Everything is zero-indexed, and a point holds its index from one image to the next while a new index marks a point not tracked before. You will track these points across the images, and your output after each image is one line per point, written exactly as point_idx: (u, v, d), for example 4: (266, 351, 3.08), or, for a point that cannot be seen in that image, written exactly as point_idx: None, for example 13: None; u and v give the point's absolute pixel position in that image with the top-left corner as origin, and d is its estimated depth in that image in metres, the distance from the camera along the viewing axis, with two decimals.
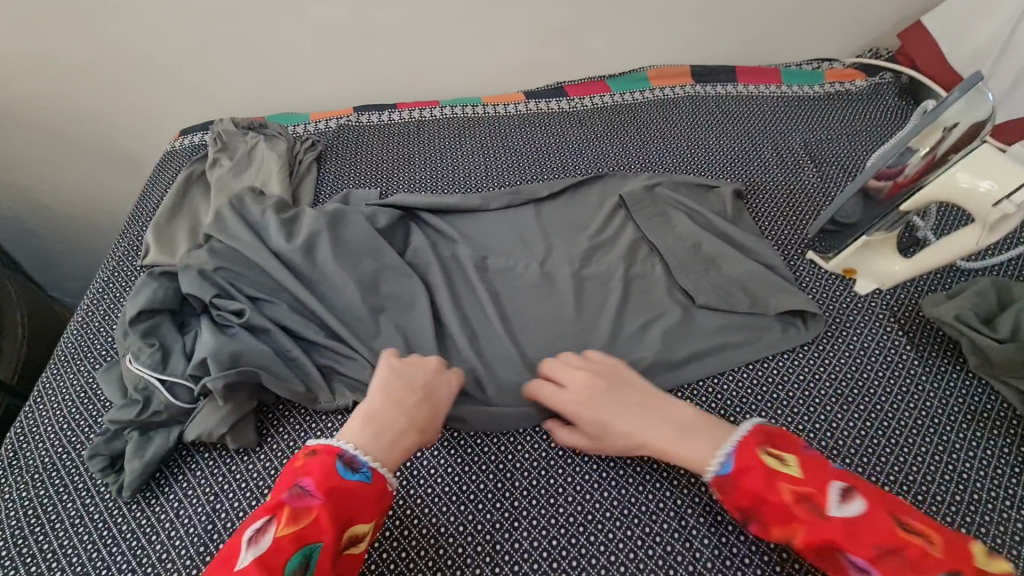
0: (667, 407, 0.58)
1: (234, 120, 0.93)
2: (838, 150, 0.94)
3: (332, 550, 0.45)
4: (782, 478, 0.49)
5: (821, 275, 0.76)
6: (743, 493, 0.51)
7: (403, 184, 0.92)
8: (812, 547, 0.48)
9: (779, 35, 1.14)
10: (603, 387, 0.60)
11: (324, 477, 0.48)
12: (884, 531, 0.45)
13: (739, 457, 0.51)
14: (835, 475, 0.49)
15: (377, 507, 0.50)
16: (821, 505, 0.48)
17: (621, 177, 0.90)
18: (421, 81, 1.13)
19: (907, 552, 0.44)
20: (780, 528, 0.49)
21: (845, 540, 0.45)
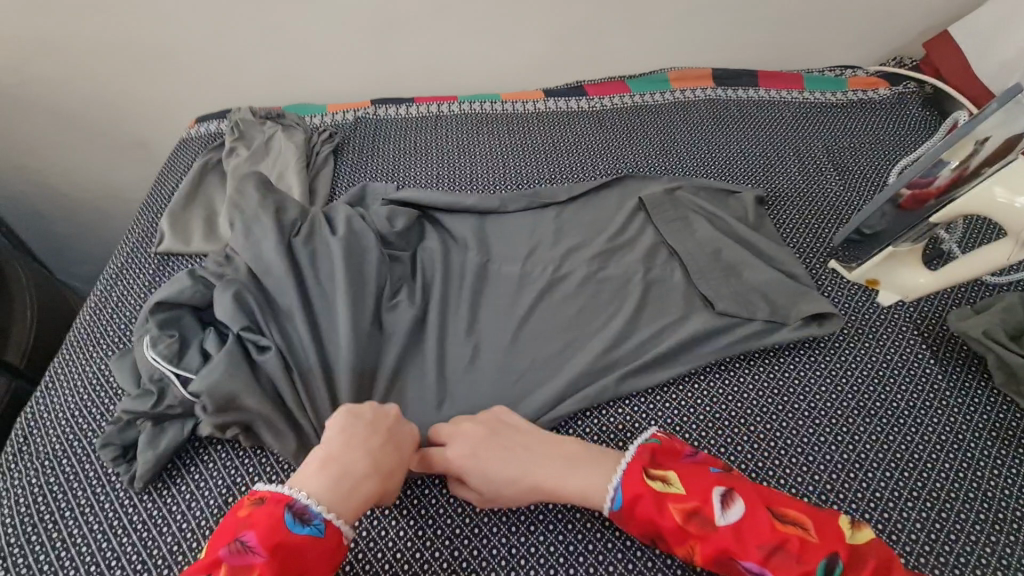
0: (574, 447, 0.57)
1: (252, 109, 0.92)
2: (860, 159, 0.93)
3: None
4: (668, 497, 0.50)
5: (843, 285, 0.75)
6: (638, 519, 0.50)
7: (421, 179, 0.91)
8: (710, 560, 0.48)
9: (802, 41, 1.12)
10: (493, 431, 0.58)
11: (269, 531, 0.43)
12: (763, 530, 0.46)
13: (626, 485, 0.51)
14: (713, 482, 0.50)
15: (330, 562, 0.45)
16: (706, 517, 0.48)
17: (640, 179, 0.89)
18: (440, 75, 1.12)
19: (789, 545, 0.45)
20: (680, 546, 0.49)
21: (735, 546, 0.46)
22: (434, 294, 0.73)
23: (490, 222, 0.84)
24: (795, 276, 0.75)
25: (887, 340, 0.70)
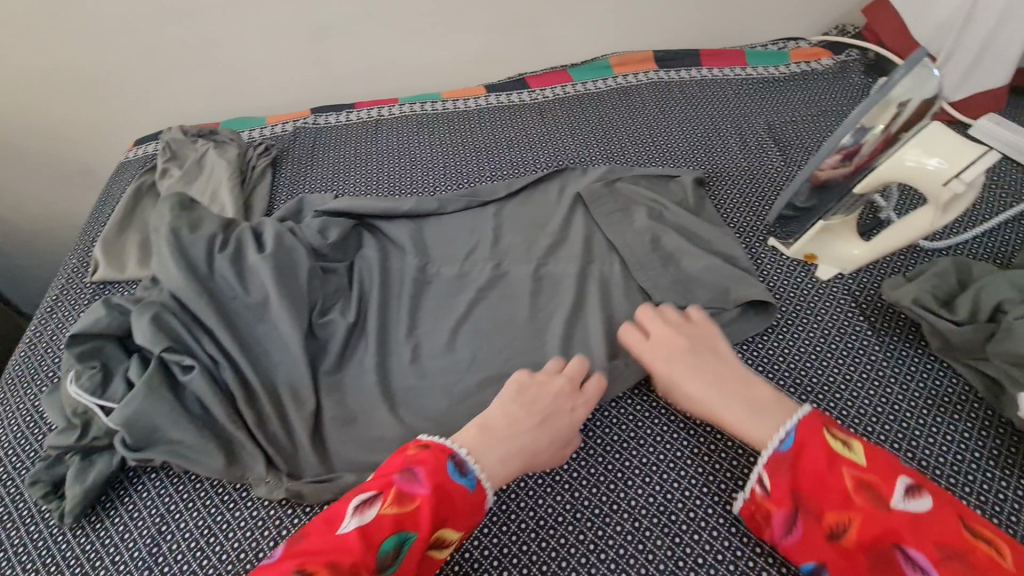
0: (750, 381, 0.58)
1: (183, 128, 0.91)
2: (802, 132, 0.93)
3: (422, 545, 0.47)
4: (844, 462, 0.48)
5: (781, 262, 0.75)
6: (803, 471, 0.50)
7: (360, 186, 0.90)
8: (867, 540, 0.45)
9: (744, 16, 1.11)
10: (681, 348, 0.61)
11: (435, 471, 0.50)
12: (951, 532, 0.43)
13: (799, 434, 0.51)
14: (903, 471, 0.47)
15: (468, 519, 0.50)
16: (884, 497, 0.46)
17: (580, 171, 0.89)
18: (380, 79, 1.11)
19: (977, 558, 0.41)
20: (834, 515, 0.47)
21: (908, 534, 0.43)
22: (371, 303, 0.73)
23: (429, 225, 0.83)
24: (732, 258, 0.75)
25: (824, 315, 0.70)
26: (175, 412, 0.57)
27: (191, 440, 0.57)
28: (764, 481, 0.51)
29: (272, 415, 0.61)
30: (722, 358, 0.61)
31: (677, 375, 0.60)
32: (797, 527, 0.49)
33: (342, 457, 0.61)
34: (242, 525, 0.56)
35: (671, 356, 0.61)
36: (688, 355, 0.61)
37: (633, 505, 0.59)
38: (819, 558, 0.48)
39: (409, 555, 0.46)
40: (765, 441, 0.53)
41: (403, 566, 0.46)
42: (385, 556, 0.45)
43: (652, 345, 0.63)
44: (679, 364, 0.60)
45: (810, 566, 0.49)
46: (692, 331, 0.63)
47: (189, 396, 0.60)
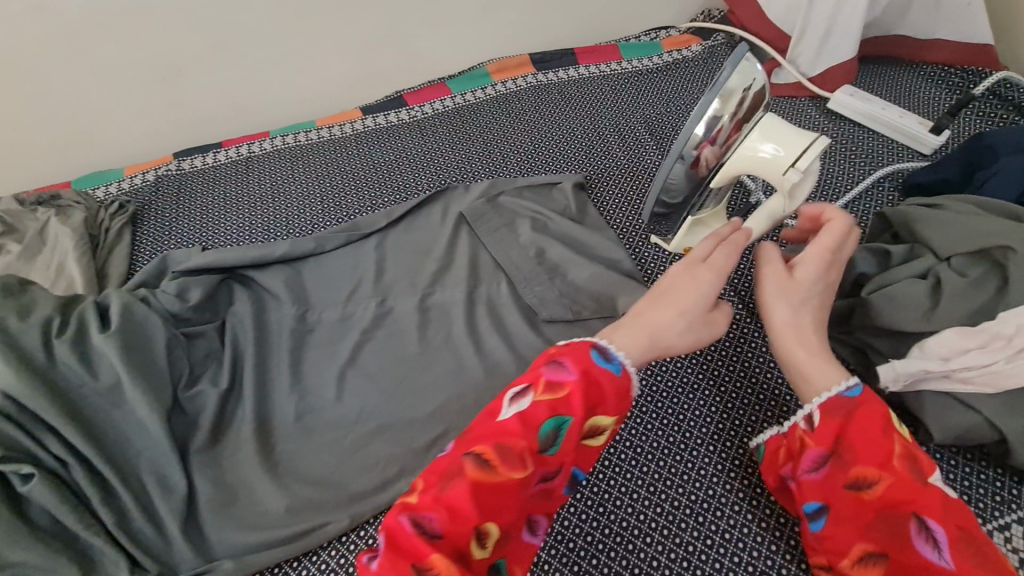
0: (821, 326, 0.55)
1: (19, 198, 0.82)
2: (676, 122, 0.94)
3: (575, 431, 0.46)
4: (899, 431, 0.47)
5: (663, 260, 0.76)
6: (851, 419, 0.48)
7: (231, 234, 0.84)
8: (890, 500, 0.45)
9: (613, 9, 1.12)
10: (833, 258, 0.55)
11: (582, 361, 0.48)
12: (972, 523, 0.43)
13: (868, 391, 0.49)
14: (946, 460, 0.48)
15: (620, 404, 0.49)
16: (925, 472, 0.45)
17: (462, 189, 0.87)
18: (248, 112, 1.04)
19: (987, 551, 0.42)
20: (866, 468, 0.46)
21: (937, 508, 0.44)
22: (244, 363, 0.67)
23: (307, 267, 0.78)
24: (614, 262, 0.75)
25: None
26: (14, 531, 0.51)
27: (38, 559, 0.51)
28: (813, 419, 0.50)
29: (135, 510, 0.55)
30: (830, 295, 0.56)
31: (800, 281, 0.54)
32: (821, 467, 0.49)
33: (221, 540, 0.56)
34: None
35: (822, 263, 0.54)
36: (827, 273, 0.54)
37: None
38: (825, 499, 0.48)
39: (566, 439, 0.46)
40: (827, 387, 0.51)
41: (562, 450, 0.46)
42: (545, 437, 0.45)
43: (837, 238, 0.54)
44: (814, 274, 0.54)
45: (813, 506, 0.49)
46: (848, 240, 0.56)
47: (32, 507, 0.53)
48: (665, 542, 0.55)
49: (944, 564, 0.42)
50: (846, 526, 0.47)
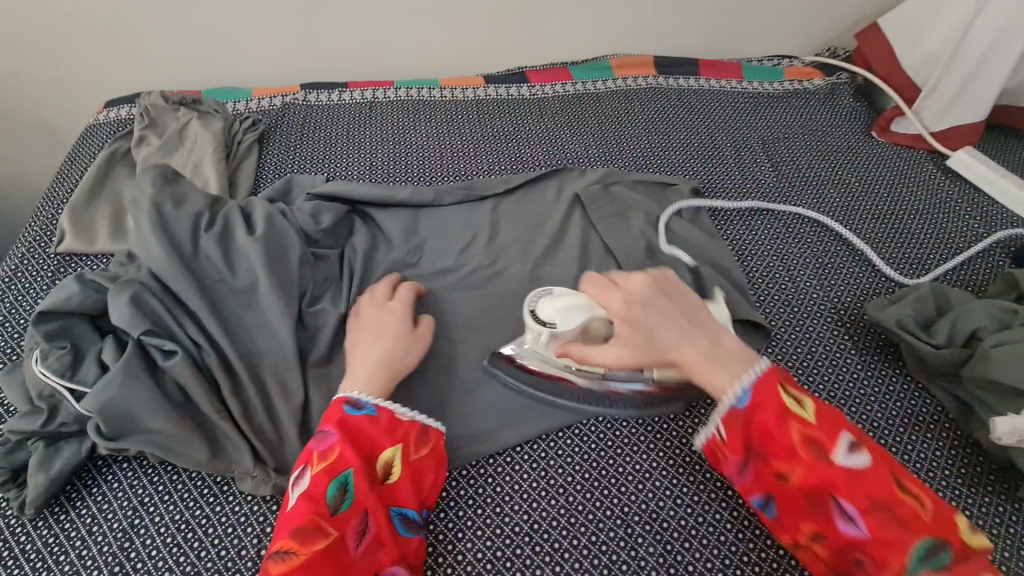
0: (704, 331, 0.56)
1: (164, 94, 0.86)
2: (793, 150, 0.96)
3: (361, 472, 0.52)
4: (794, 419, 0.50)
5: (771, 278, 0.77)
6: (756, 426, 0.51)
7: (352, 169, 0.87)
8: (807, 489, 0.49)
9: (740, 28, 1.13)
10: (645, 296, 0.57)
11: (336, 420, 0.54)
12: (881, 484, 0.47)
13: (756, 392, 0.52)
14: (845, 426, 0.51)
15: (404, 436, 0.56)
16: (827, 452, 0.49)
17: (579, 172, 0.88)
18: (375, 59, 1.07)
19: (898, 509, 0.46)
20: (778, 466, 0.50)
21: (844, 484, 0.47)
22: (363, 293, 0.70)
23: (424, 216, 0.80)
24: (726, 269, 0.76)
25: (809, 332, 0.72)
26: (156, 400, 0.54)
27: (173, 431, 0.54)
28: (721, 432, 0.53)
29: (258, 406, 0.58)
30: (680, 294, 0.59)
31: (643, 332, 0.55)
32: (748, 470, 0.52)
33: None
34: (223, 521, 0.54)
35: (631, 310, 0.56)
36: (658, 300, 0.57)
37: (626, 512, 0.58)
38: (765, 494, 0.51)
39: (356, 491, 0.51)
40: (730, 389, 0.53)
41: (358, 497, 0.51)
42: (334, 498, 0.50)
43: (622, 297, 0.56)
44: (647, 311, 0.56)
45: (758, 502, 0.52)
46: (660, 273, 0.59)
47: (170, 382, 0.56)
48: (755, 540, 0.56)
49: (863, 534, 0.46)
50: (787, 515, 0.51)
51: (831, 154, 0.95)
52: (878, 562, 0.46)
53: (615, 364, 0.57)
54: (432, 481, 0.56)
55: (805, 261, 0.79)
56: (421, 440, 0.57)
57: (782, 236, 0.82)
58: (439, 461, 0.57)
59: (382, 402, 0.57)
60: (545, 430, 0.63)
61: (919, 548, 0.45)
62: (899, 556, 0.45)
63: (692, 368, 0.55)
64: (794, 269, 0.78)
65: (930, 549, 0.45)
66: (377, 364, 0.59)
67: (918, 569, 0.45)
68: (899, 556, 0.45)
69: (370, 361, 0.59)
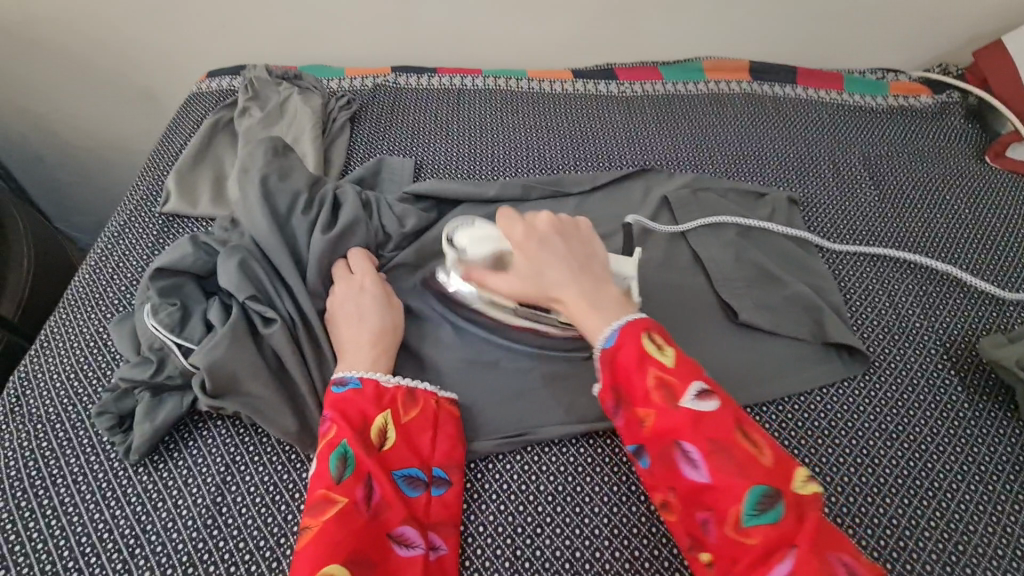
0: (599, 278, 0.55)
1: (268, 68, 0.88)
2: (895, 169, 0.90)
3: (356, 441, 0.52)
4: (653, 363, 0.50)
5: (872, 303, 0.73)
6: (618, 369, 0.51)
7: (439, 154, 0.87)
8: (658, 434, 0.49)
9: (843, 38, 1.08)
10: (544, 232, 0.55)
11: (329, 404, 0.55)
12: (725, 428, 0.47)
13: (620, 335, 0.51)
14: (702, 374, 0.50)
15: (390, 401, 0.56)
16: (677, 395, 0.49)
17: (668, 174, 0.86)
18: (465, 46, 1.07)
19: (736, 453, 0.47)
20: (636, 411, 0.50)
21: (690, 428, 0.47)
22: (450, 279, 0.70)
23: (509, 206, 0.79)
24: (822, 289, 0.73)
25: (910, 364, 0.68)
26: (259, 365, 0.56)
27: (270, 397, 0.56)
28: (593, 372, 0.53)
29: None
30: (582, 240, 0.57)
31: (532, 267, 0.54)
32: (623, 414, 0.52)
33: None
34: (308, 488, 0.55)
35: (527, 243, 0.55)
36: (556, 238, 0.55)
37: None
38: (636, 441, 0.51)
39: (352, 462, 0.51)
40: (594, 334, 0.53)
41: (355, 467, 0.51)
42: (337, 469, 0.50)
43: (525, 228, 0.55)
44: (542, 251, 0.54)
45: (635, 448, 0.52)
46: (571, 218, 0.58)
47: (269, 350, 0.59)
48: None
49: (705, 479, 0.46)
50: (651, 467, 0.50)
51: (939, 177, 0.90)
52: (715, 507, 0.46)
53: (507, 289, 0.56)
54: (432, 440, 0.56)
55: (908, 290, 0.75)
56: (408, 404, 0.57)
57: (884, 260, 0.78)
58: (439, 422, 0.58)
59: (365, 374, 0.56)
60: None
61: (752, 495, 0.45)
62: (732, 502, 0.45)
63: (569, 309, 0.55)
64: (896, 296, 0.74)
65: (763, 496, 0.45)
66: (373, 340, 0.59)
67: (749, 515, 0.44)
68: (732, 500, 0.45)
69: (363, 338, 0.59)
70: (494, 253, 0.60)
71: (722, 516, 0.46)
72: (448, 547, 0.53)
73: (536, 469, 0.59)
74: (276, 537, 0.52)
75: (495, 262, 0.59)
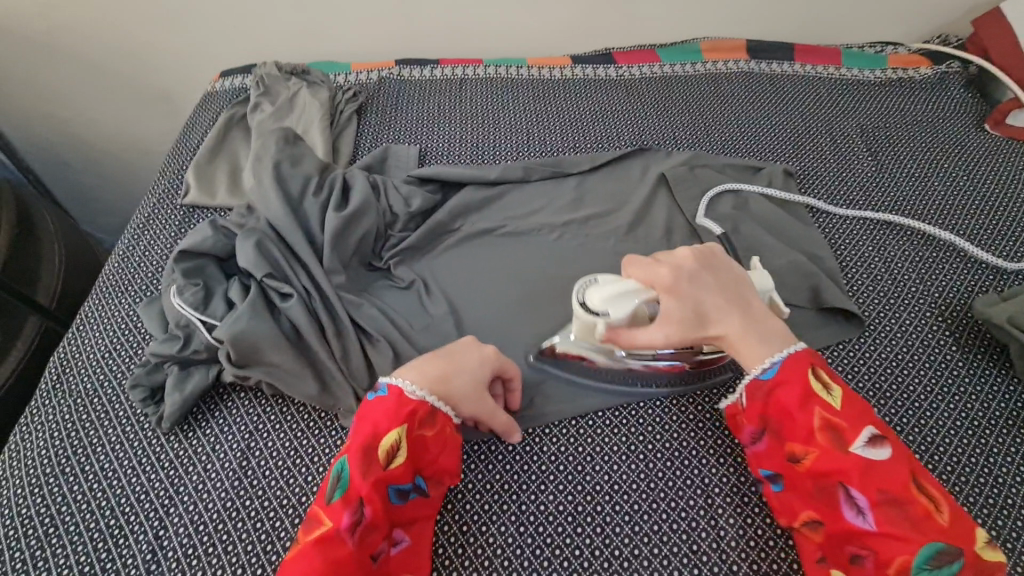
0: (752, 306, 0.58)
1: (278, 65, 0.92)
2: (894, 140, 0.91)
3: (357, 460, 0.51)
4: (819, 402, 0.53)
5: (867, 268, 0.75)
6: (778, 404, 0.55)
7: (443, 141, 0.90)
8: (818, 471, 0.51)
9: (842, 13, 1.09)
10: (690, 267, 0.58)
11: (361, 414, 0.55)
12: (897, 482, 0.49)
13: (783, 370, 0.55)
14: (871, 421, 0.52)
15: (410, 415, 0.53)
16: (847, 440, 0.51)
17: (665, 153, 0.88)
18: (466, 38, 1.10)
19: (911, 508, 0.48)
20: (794, 446, 0.53)
21: (857, 474, 0.50)
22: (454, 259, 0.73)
23: (511, 187, 0.82)
24: (817, 256, 0.75)
25: (905, 326, 0.69)
26: (277, 335, 0.60)
27: (289, 364, 0.60)
28: (745, 400, 0.58)
29: (356, 350, 0.63)
30: (722, 265, 0.60)
31: (691, 304, 0.56)
32: (765, 442, 0.57)
33: None
34: (326, 451, 0.59)
35: (677, 282, 0.57)
36: (704, 271, 0.58)
37: (706, 483, 0.58)
38: (781, 468, 0.55)
39: (350, 480, 0.50)
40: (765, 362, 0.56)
41: (351, 487, 0.50)
42: (332, 483, 0.51)
43: (671, 270, 0.57)
44: (693, 284, 0.57)
45: (769, 474, 0.56)
46: (705, 247, 0.61)
47: (286, 321, 0.62)
48: None
49: (869, 526, 0.48)
50: (798, 493, 0.54)
51: (938, 146, 0.90)
52: (876, 550, 0.48)
53: (671, 334, 0.56)
54: (435, 455, 0.55)
55: (904, 255, 0.76)
56: (426, 421, 0.54)
57: (880, 227, 0.79)
58: (448, 441, 0.56)
59: (394, 381, 0.55)
60: (626, 397, 0.64)
61: (925, 549, 0.46)
62: (900, 552, 0.47)
63: (733, 340, 0.57)
64: (893, 262, 0.75)
65: (938, 552, 0.46)
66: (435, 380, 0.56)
67: (919, 568, 0.46)
68: (902, 550, 0.47)
69: (430, 372, 0.56)
70: (635, 311, 0.55)
71: (885, 559, 0.48)
72: (413, 542, 0.53)
73: (540, 433, 0.62)
74: (297, 496, 0.56)
75: (634, 319, 0.56)
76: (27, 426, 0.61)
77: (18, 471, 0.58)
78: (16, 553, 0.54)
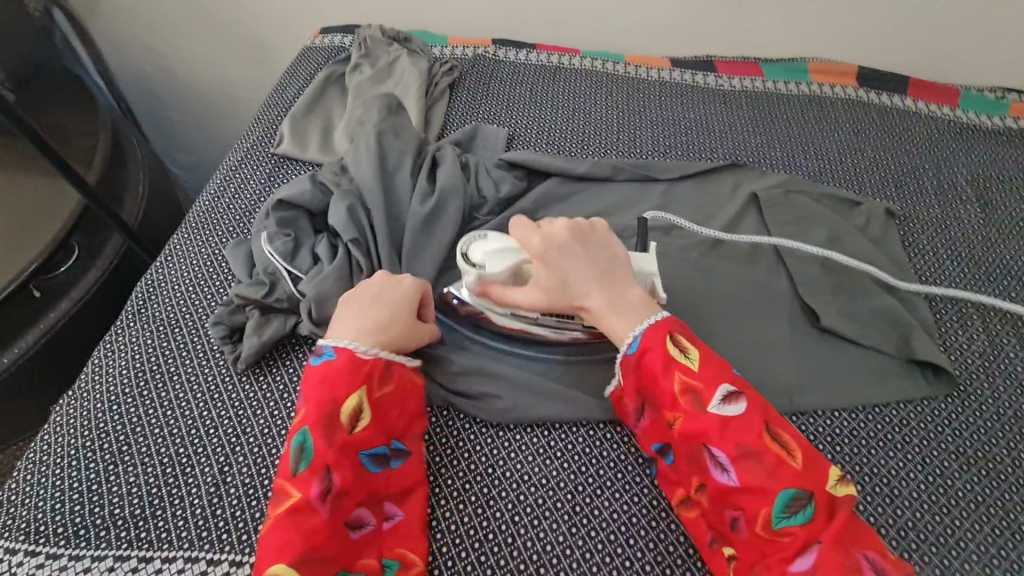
0: (617, 281, 0.58)
1: (383, 28, 0.93)
2: (1007, 193, 0.86)
3: (317, 430, 0.51)
4: (679, 367, 0.53)
5: (964, 325, 0.71)
6: (646, 373, 0.54)
7: (532, 128, 0.89)
8: (686, 436, 0.52)
9: (968, 50, 1.02)
10: (561, 236, 0.58)
11: (309, 384, 0.54)
12: (751, 434, 0.50)
13: (643, 339, 0.55)
14: (728, 377, 0.53)
15: (367, 374, 0.54)
16: (704, 400, 0.52)
17: (759, 172, 0.84)
18: (566, 26, 1.08)
19: (767, 458, 0.49)
20: (666, 414, 0.53)
21: (717, 434, 0.50)
22: None
23: (596, 185, 0.81)
24: (911, 306, 0.71)
25: (1000, 393, 0.65)
26: None
27: None
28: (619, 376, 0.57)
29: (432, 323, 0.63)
30: (602, 243, 0.59)
31: (553, 273, 0.57)
32: (643, 417, 0.56)
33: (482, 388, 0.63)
34: None
35: (546, 252, 0.58)
36: (575, 244, 0.58)
37: None
38: (663, 439, 0.55)
39: (314, 449, 0.50)
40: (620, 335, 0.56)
41: (317, 456, 0.50)
42: (294, 457, 0.50)
43: (542, 237, 0.58)
44: (560, 254, 0.58)
45: (657, 447, 0.56)
46: (586, 220, 0.61)
47: None
48: None
49: (733, 482, 0.49)
50: (676, 464, 0.54)
51: None
52: (745, 508, 0.49)
53: (534, 301, 0.58)
54: (399, 413, 0.56)
55: (1009, 319, 0.71)
56: (386, 377, 0.56)
57: (981, 285, 0.75)
58: (409, 394, 0.57)
59: (338, 344, 0.55)
60: None
61: (782, 497, 0.48)
62: (764, 504, 0.48)
63: (596, 315, 0.57)
64: (994, 325, 0.71)
65: (793, 499, 0.48)
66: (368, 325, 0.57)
67: (779, 517, 0.48)
68: (762, 502, 0.48)
69: (365, 323, 0.57)
70: (515, 266, 0.59)
71: (752, 515, 0.49)
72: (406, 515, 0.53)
73: (602, 436, 0.60)
74: None
75: (515, 276, 0.60)
76: (111, 345, 0.64)
77: (100, 385, 0.61)
78: (92, 463, 0.56)
